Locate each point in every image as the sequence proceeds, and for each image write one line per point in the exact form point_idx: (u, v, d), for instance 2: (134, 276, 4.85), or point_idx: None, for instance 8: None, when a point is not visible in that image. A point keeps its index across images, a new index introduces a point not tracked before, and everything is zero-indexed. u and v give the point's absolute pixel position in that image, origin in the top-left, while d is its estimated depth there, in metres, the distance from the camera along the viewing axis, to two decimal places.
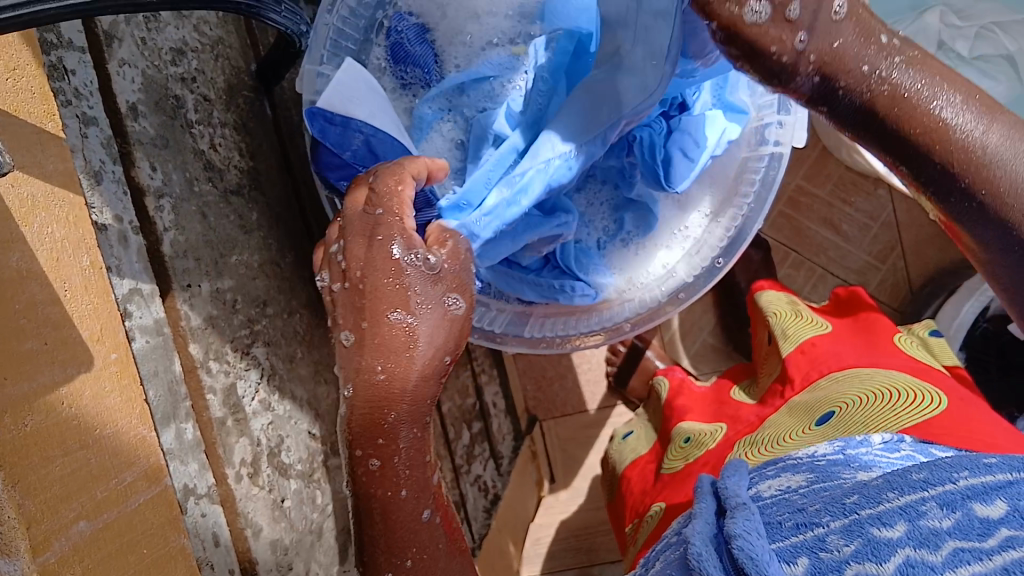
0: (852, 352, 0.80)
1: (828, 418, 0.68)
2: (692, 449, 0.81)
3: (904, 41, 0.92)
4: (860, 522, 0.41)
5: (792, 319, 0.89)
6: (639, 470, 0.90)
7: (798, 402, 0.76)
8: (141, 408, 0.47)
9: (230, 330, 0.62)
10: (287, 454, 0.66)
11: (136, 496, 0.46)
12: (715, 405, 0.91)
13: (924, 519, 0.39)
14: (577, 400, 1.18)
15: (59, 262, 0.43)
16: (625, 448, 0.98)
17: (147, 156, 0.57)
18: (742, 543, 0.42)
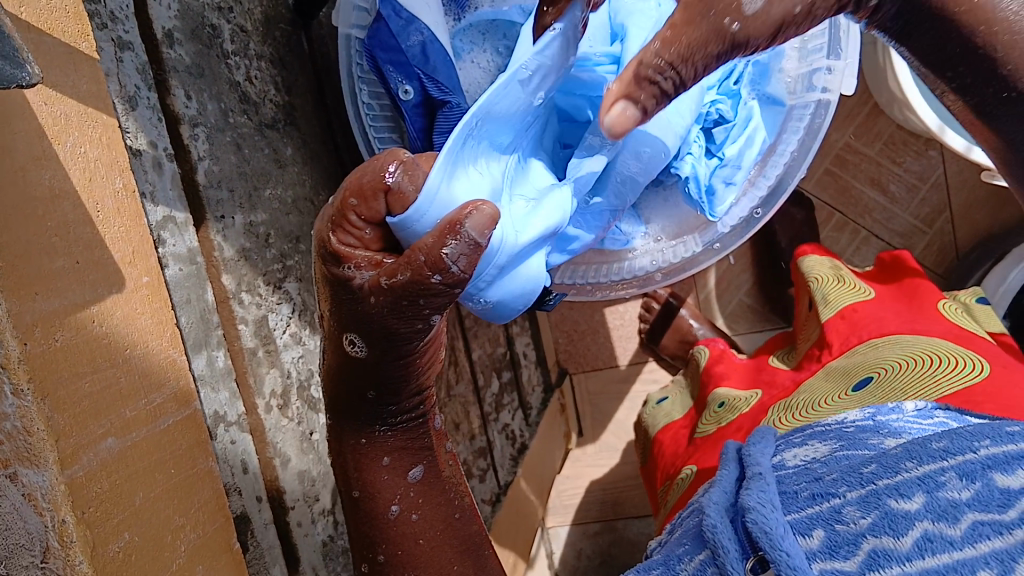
0: (895, 318, 0.78)
1: (866, 384, 0.67)
2: (724, 413, 0.81)
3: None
4: (876, 494, 0.39)
5: (833, 284, 0.87)
6: (671, 435, 0.89)
7: (836, 366, 0.74)
8: (171, 331, 0.48)
9: (263, 263, 0.63)
10: (317, 389, 0.67)
11: (165, 417, 0.46)
12: (753, 372, 0.90)
13: (942, 492, 0.38)
14: (609, 354, 1.17)
15: (91, 183, 0.44)
16: (659, 412, 0.97)
17: (182, 85, 0.57)
18: (756, 517, 0.40)
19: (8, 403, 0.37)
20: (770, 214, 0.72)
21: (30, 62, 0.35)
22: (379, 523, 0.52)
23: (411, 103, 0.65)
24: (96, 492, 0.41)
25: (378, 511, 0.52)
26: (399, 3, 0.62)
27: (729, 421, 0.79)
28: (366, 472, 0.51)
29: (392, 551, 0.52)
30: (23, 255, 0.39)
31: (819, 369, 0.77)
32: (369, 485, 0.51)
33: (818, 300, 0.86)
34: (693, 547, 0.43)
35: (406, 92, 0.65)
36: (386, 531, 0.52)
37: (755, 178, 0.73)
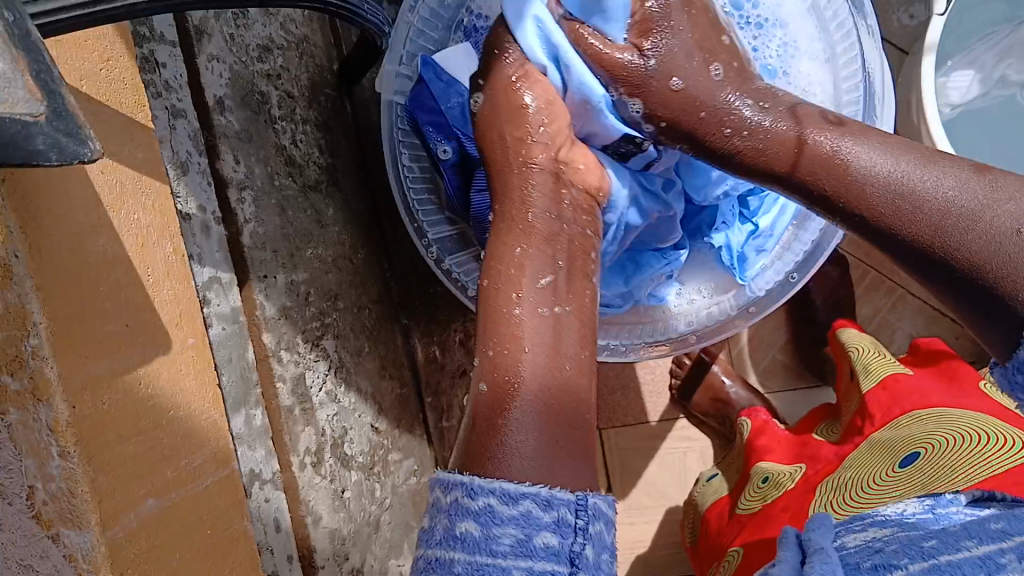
0: (939, 391, 0.77)
1: (912, 460, 0.66)
2: (768, 489, 0.79)
3: (1001, 53, 0.91)
4: (940, 567, 0.44)
5: (873, 354, 0.86)
6: (717, 513, 0.88)
7: (879, 440, 0.73)
8: (213, 392, 0.49)
9: (302, 321, 0.64)
10: (349, 447, 0.68)
11: (204, 478, 0.47)
12: (796, 444, 0.88)
13: (1005, 572, 0.42)
14: (640, 410, 1.15)
15: (143, 249, 0.45)
16: (708, 491, 0.96)
17: (231, 149, 0.59)
18: None
19: (55, 466, 0.38)
20: (805, 278, 0.71)
21: (92, 139, 0.35)
22: (496, 351, 0.48)
23: (449, 162, 0.67)
24: (134, 555, 0.41)
25: (511, 337, 0.48)
26: (440, 67, 0.65)
27: (775, 498, 0.77)
28: (554, 351, 0.48)
29: (504, 385, 0.45)
30: (79, 320, 0.40)
31: (863, 443, 0.75)
32: (553, 357, 0.48)
33: (858, 369, 0.85)
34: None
35: (444, 152, 0.67)
36: (489, 352, 0.48)
37: (790, 241, 0.73)
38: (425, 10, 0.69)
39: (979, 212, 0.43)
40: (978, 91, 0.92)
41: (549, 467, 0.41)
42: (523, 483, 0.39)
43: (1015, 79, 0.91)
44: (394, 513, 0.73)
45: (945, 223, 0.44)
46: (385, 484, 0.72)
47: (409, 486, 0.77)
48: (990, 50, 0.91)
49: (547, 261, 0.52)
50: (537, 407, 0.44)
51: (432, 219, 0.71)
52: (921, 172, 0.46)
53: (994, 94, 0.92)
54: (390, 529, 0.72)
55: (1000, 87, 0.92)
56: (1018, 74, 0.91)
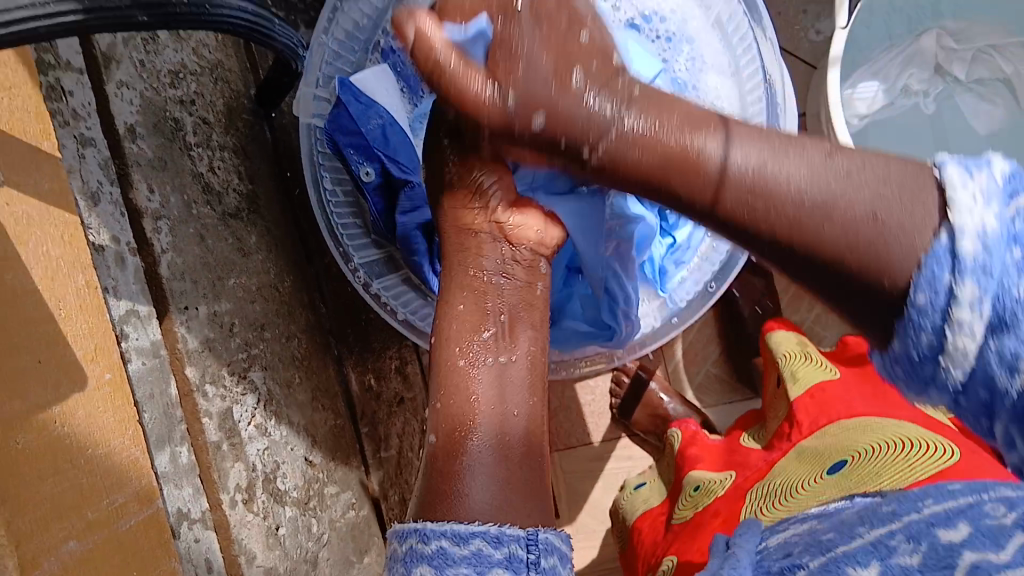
0: (860, 399, 0.79)
1: (839, 468, 0.67)
2: (700, 497, 0.81)
3: (902, 63, 0.96)
4: (835, 561, 0.43)
5: (802, 362, 0.88)
6: (651, 522, 0.89)
7: (805, 447, 0.75)
8: (132, 429, 0.46)
9: (226, 354, 0.62)
10: (282, 481, 0.65)
11: (127, 518, 0.45)
12: (726, 453, 0.89)
13: (894, 557, 0.41)
14: (582, 432, 1.16)
15: (53, 281, 0.43)
16: (636, 499, 0.97)
17: (145, 178, 0.57)
18: None
19: None
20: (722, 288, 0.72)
21: None
22: (458, 392, 0.51)
23: (371, 183, 0.67)
24: None
25: (459, 393, 0.51)
26: (358, 88, 0.64)
27: (706, 505, 0.79)
28: (504, 399, 0.51)
29: (459, 438, 0.48)
30: None
31: (790, 450, 0.77)
32: (512, 397, 0.52)
33: (787, 377, 0.88)
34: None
35: (366, 174, 0.67)
36: (442, 405, 0.51)
37: (707, 253, 0.75)
38: (340, 32, 0.67)
39: (909, 195, 0.33)
40: (885, 100, 0.96)
41: (502, 511, 0.44)
42: (472, 522, 0.42)
43: (917, 88, 0.96)
44: (333, 548, 0.71)
45: (871, 239, 0.33)
46: (322, 519, 0.70)
47: (348, 520, 0.75)
48: (894, 61, 0.96)
49: (492, 314, 0.55)
50: (494, 468, 0.46)
51: (357, 242, 0.70)
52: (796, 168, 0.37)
53: (900, 103, 0.96)
54: (329, 565, 0.70)
55: (904, 96, 0.97)
56: (919, 83, 0.96)
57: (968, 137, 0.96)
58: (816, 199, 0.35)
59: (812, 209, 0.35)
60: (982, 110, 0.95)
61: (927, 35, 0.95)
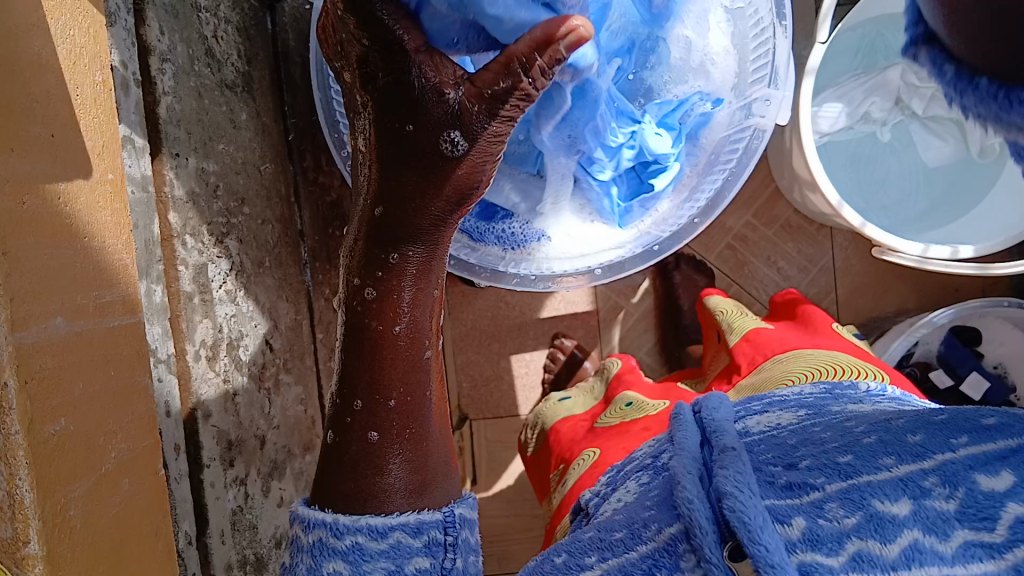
0: (796, 339, 0.84)
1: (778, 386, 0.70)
2: (630, 410, 0.83)
3: (867, 91, 1.08)
4: (858, 490, 0.36)
5: (739, 315, 0.93)
6: (569, 424, 0.90)
7: (746, 381, 0.78)
8: (127, 236, 0.46)
9: (209, 213, 0.62)
10: (244, 352, 0.65)
11: (112, 317, 0.44)
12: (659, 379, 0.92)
13: (928, 499, 0.35)
14: (511, 404, 1.18)
15: (74, 65, 0.43)
16: (556, 408, 0.97)
17: (158, 19, 0.57)
18: (732, 505, 0.37)
19: None
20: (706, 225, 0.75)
21: None
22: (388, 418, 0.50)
23: None
24: (40, 367, 0.38)
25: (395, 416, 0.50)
26: None
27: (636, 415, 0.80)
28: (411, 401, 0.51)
29: (388, 449, 0.50)
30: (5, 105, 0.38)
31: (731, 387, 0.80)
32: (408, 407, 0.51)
33: (725, 327, 0.92)
34: (661, 516, 0.42)
35: None
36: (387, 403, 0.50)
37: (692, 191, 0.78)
38: None
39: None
40: (846, 122, 1.11)
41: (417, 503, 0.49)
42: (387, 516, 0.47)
43: (877, 116, 1.09)
44: (280, 434, 0.71)
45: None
46: (275, 402, 0.70)
47: (297, 412, 0.75)
48: (859, 89, 1.08)
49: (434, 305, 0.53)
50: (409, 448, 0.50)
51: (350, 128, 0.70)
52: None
53: (859, 128, 1.11)
54: (274, 449, 0.70)
55: (865, 121, 1.10)
56: (880, 112, 1.09)
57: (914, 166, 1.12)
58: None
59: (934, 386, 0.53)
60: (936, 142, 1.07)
61: (896, 69, 1.05)
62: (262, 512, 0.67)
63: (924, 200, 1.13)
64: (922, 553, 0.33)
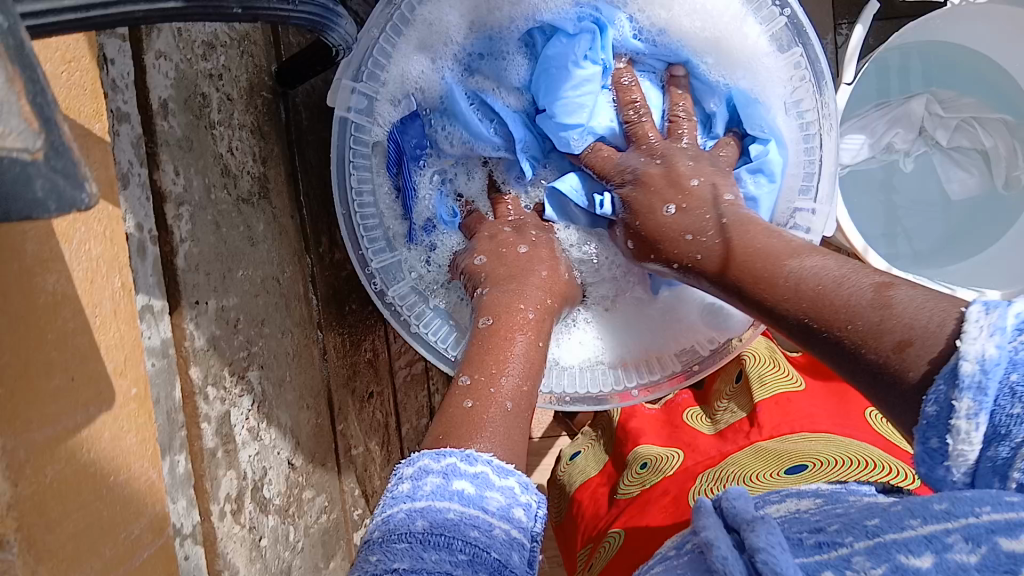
0: (824, 415, 0.77)
1: (800, 470, 0.64)
2: (648, 475, 0.78)
3: (889, 121, 0.95)
4: (885, 546, 0.34)
5: (766, 365, 0.86)
6: (591, 495, 0.86)
7: (765, 449, 0.73)
8: (154, 449, 0.42)
9: (229, 352, 0.58)
10: (268, 489, 0.62)
11: (140, 550, 0.41)
12: (669, 430, 0.88)
13: (951, 553, 0.32)
14: None
15: (92, 284, 0.38)
16: (574, 470, 0.94)
17: (172, 159, 0.52)
18: (768, 558, 0.37)
19: None
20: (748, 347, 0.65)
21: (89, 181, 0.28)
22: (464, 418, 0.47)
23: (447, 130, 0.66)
24: None
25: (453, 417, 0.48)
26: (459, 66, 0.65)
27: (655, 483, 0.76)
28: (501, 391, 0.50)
29: (487, 415, 0.47)
30: (22, 375, 0.34)
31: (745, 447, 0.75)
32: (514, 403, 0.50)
33: (752, 377, 0.85)
34: None
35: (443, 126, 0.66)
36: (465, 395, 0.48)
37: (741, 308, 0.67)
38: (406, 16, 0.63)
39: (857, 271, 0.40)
40: (868, 154, 0.96)
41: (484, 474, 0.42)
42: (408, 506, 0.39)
43: (899, 148, 0.96)
44: (304, 557, 0.68)
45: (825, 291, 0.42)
46: (298, 526, 0.67)
47: (319, 524, 0.72)
48: (883, 119, 0.95)
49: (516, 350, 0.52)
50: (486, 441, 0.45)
51: (376, 246, 0.66)
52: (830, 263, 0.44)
53: (878, 159, 0.97)
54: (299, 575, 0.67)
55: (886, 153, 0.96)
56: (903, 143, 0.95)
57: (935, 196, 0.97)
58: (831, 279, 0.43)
59: None
60: (953, 176, 0.95)
61: (918, 99, 0.94)
62: None
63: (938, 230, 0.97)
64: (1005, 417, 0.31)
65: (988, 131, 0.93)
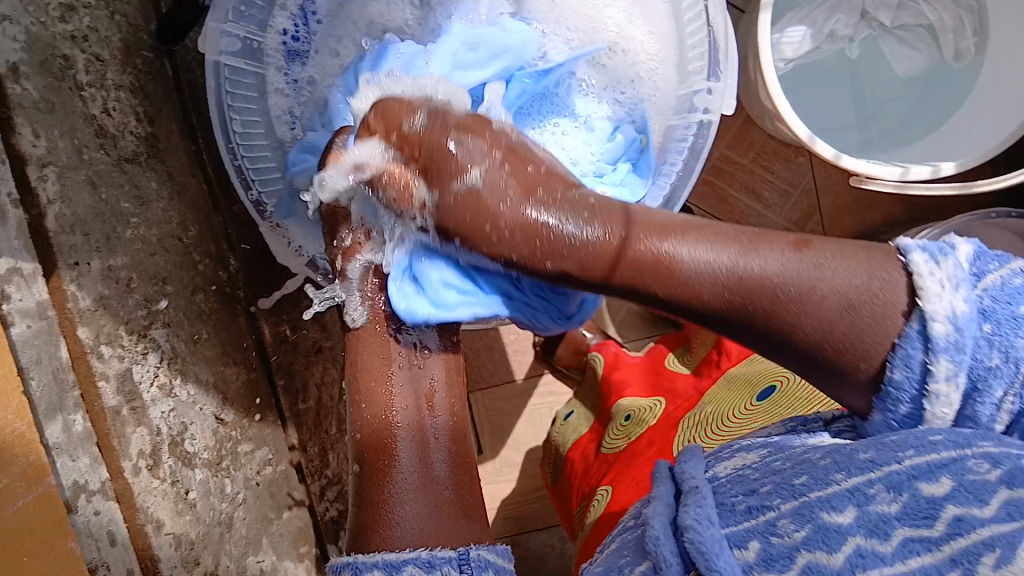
0: None
1: (771, 394, 0.67)
2: (632, 427, 0.79)
3: (829, 8, 0.85)
4: (809, 505, 0.34)
5: None
6: (581, 451, 0.87)
7: (737, 374, 0.75)
8: (18, 401, 0.43)
9: (125, 312, 0.57)
10: (191, 443, 0.62)
11: (15, 499, 0.42)
12: (653, 378, 0.89)
13: (872, 505, 0.33)
14: (507, 370, 1.03)
15: None
16: (566, 431, 0.94)
17: (30, 122, 0.52)
18: (694, 536, 0.36)
19: None
20: None
21: None
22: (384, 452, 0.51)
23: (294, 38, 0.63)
24: None
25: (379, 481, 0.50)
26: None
27: (639, 435, 0.77)
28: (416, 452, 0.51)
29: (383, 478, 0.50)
30: None
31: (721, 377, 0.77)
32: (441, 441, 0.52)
33: None
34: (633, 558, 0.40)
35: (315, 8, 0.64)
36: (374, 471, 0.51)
37: None
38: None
39: (874, 289, 0.37)
40: (811, 45, 0.86)
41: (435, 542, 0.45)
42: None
43: (843, 34, 0.86)
44: (248, 508, 0.68)
45: (846, 329, 0.37)
46: (235, 478, 0.67)
47: (262, 478, 0.72)
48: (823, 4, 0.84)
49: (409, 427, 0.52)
50: (422, 504, 0.48)
51: (270, 189, 0.64)
52: (752, 261, 0.40)
53: (824, 49, 0.86)
54: (244, 525, 0.67)
55: (829, 42, 0.86)
56: (846, 29, 0.85)
57: (888, 83, 0.87)
58: (793, 293, 0.38)
59: (795, 293, 0.38)
60: (901, 55, 0.85)
61: None
62: None
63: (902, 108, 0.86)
64: (983, 372, 0.34)
65: (932, 5, 0.84)
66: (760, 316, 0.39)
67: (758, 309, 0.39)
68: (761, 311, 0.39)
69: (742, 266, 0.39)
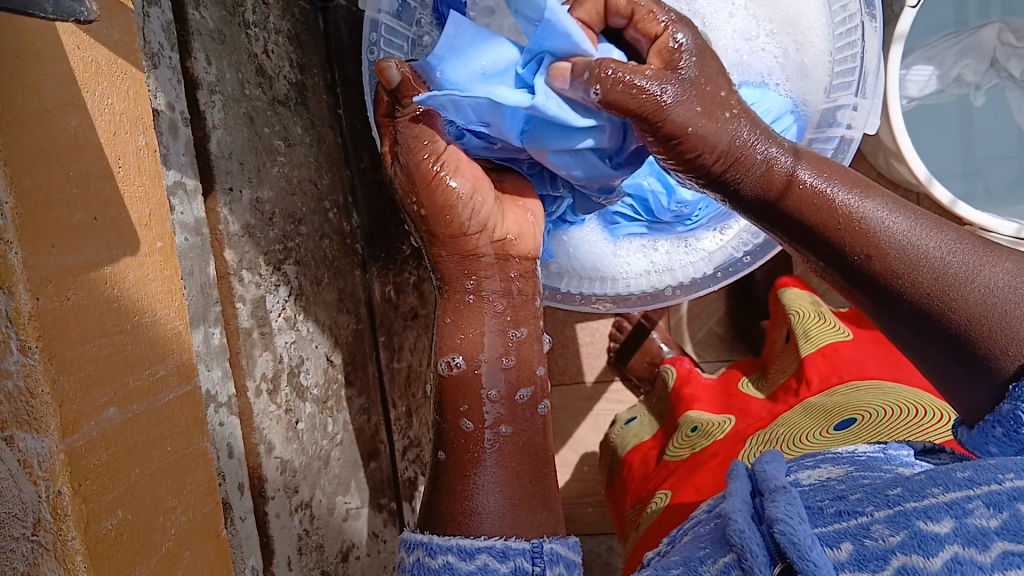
0: (875, 363, 0.77)
1: (848, 425, 0.64)
2: (698, 439, 0.79)
3: (959, 51, 0.82)
4: (905, 514, 0.33)
5: (815, 320, 0.84)
6: (642, 457, 0.87)
7: (815, 404, 0.72)
8: (179, 301, 0.46)
9: (265, 242, 0.60)
10: (305, 377, 0.65)
11: (167, 390, 0.45)
12: (725, 398, 0.87)
13: (971, 518, 0.31)
14: (575, 371, 1.04)
15: (115, 136, 0.41)
16: (626, 435, 0.94)
17: (204, 49, 0.55)
18: (783, 527, 0.35)
19: (12, 361, 0.35)
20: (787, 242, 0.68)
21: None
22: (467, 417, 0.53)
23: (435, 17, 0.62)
24: (94, 465, 0.39)
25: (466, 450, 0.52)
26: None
27: (703, 448, 0.77)
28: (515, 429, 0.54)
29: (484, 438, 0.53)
30: (64, 205, 0.38)
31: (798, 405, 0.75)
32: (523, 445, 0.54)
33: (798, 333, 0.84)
34: (716, 552, 0.39)
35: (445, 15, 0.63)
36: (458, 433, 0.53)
37: None
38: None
39: None
40: (935, 88, 0.84)
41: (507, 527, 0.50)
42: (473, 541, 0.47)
43: (970, 80, 0.83)
44: (343, 450, 0.71)
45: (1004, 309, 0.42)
46: (337, 420, 0.70)
47: (357, 424, 0.75)
48: (952, 48, 0.82)
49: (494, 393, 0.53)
50: (499, 469, 0.52)
51: None
52: (934, 236, 0.45)
53: (948, 92, 0.84)
54: (338, 465, 0.70)
55: (954, 86, 0.84)
56: (972, 75, 0.83)
57: (1006, 138, 0.84)
58: (961, 267, 0.43)
59: (965, 265, 0.43)
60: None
61: (989, 27, 0.82)
62: (328, 528, 0.69)
63: (1016, 163, 0.84)
64: None
65: None
66: (903, 270, 0.44)
67: (904, 275, 0.44)
68: (882, 263, 0.45)
69: (906, 240, 0.44)
